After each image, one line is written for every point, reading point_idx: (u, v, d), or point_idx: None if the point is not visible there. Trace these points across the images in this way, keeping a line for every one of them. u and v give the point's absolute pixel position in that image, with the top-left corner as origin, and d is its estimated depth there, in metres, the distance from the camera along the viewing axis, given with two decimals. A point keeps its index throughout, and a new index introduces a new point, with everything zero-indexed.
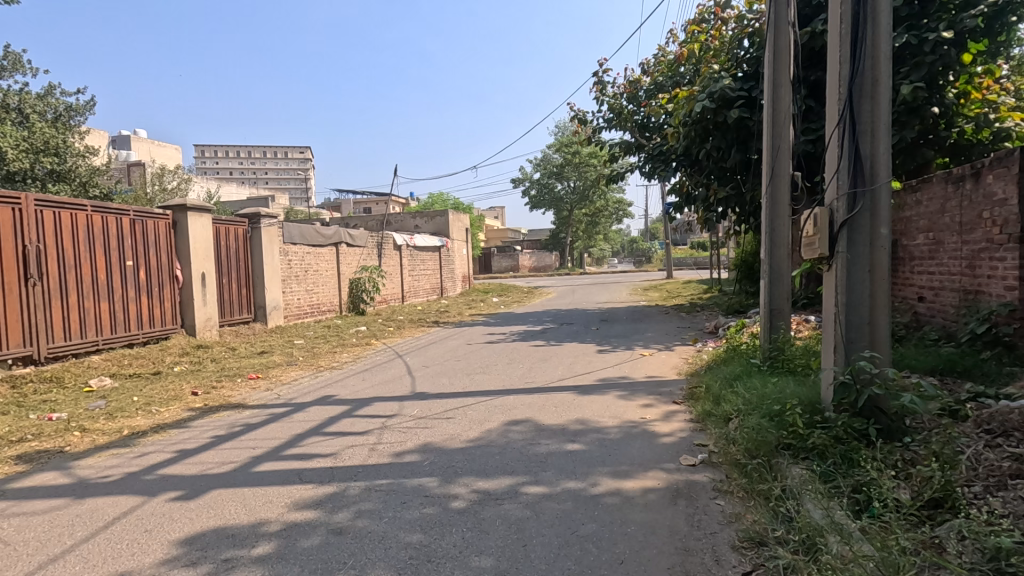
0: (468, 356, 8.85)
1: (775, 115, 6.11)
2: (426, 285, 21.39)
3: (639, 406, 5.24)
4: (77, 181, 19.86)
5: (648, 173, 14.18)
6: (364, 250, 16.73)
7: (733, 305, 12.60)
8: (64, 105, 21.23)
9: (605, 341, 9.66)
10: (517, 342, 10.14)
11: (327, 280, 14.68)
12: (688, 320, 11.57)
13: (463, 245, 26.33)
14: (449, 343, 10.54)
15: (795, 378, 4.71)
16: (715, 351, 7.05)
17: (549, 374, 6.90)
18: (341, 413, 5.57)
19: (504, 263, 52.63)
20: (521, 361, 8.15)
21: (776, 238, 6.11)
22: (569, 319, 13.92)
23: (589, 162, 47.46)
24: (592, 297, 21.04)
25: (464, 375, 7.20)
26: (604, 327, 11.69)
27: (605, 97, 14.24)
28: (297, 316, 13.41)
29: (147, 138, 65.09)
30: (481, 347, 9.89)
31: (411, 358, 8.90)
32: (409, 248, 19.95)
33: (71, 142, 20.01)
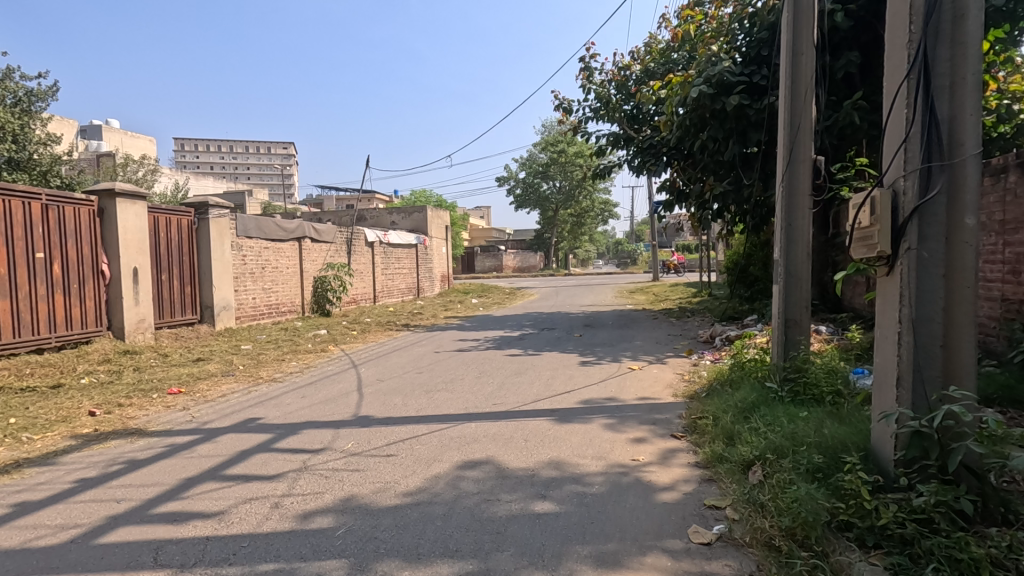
0: (433, 367, 7.74)
1: (794, 87, 5.11)
2: (401, 284, 20.19)
3: (629, 441, 4.18)
4: (37, 169, 18.47)
5: (637, 168, 13.19)
6: (331, 246, 15.52)
7: (728, 311, 11.67)
8: (24, 89, 19.05)
9: (589, 350, 8.60)
10: (490, 350, 9.04)
11: (287, 278, 13.45)
12: (680, 328, 10.57)
13: (442, 243, 25.18)
14: (415, 351, 9.41)
15: (828, 412, 3.71)
16: (717, 368, 6.03)
17: (521, 393, 5.81)
18: (256, 446, 4.43)
19: (488, 263, 51.56)
20: (491, 375, 7.05)
21: (793, 235, 5.10)
22: (551, 323, 12.88)
23: (575, 161, 46.53)
24: (576, 300, 20.05)
25: (421, 393, 6.09)
26: (587, 334, 10.64)
27: (592, 85, 13.22)
28: (251, 317, 12.15)
29: (120, 129, 62.90)
30: (450, 355, 8.78)
31: (366, 369, 7.76)
32: (382, 245, 18.76)
33: (31, 127, 18.56)
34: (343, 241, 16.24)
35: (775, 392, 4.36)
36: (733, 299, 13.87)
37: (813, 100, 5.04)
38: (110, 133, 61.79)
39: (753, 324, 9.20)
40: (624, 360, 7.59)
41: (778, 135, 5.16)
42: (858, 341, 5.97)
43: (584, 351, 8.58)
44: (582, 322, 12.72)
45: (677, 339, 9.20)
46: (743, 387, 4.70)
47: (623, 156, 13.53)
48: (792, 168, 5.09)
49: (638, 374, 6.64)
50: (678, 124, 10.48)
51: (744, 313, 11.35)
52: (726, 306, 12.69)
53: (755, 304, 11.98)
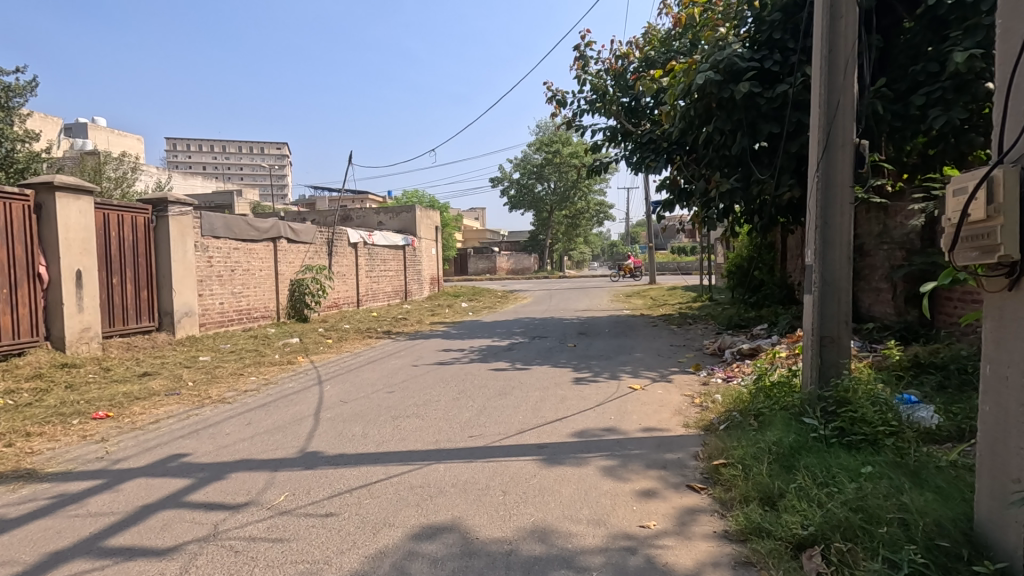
0: (407, 384, 6.81)
1: (832, 56, 4.22)
2: (387, 287, 19.27)
3: (635, 495, 3.30)
4: (12, 168, 17.52)
5: (636, 165, 12.35)
6: (310, 248, 14.59)
7: (734, 320, 10.81)
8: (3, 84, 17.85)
9: (584, 364, 7.70)
10: (474, 363, 8.12)
11: (260, 281, 12.49)
12: (683, 337, 9.69)
13: (431, 245, 24.21)
14: (391, 364, 8.47)
15: (897, 468, 2.87)
16: (733, 392, 5.16)
17: (503, 422, 4.91)
18: (165, 498, 3.51)
19: (481, 265, 50.72)
20: (471, 395, 6.14)
21: (829, 235, 4.25)
22: (543, 330, 12.01)
23: (570, 161, 45.73)
24: (571, 304, 19.15)
25: (387, 419, 5.18)
26: (582, 344, 9.74)
27: (587, 76, 12.36)
28: (218, 324, 11.20)
29: (107, 128, 61.54)
30: (429, 369, 7.86)
31: (331, 387, 6.84)
32: (366, 246, 17.83)
33: (6, 123, 17.49)
34: (323, 242, 15.28)
35: (815, 430, 3.53)
36: (738, 305, 13.02)
37: (854, 74, 4.18)
38: (97, 131, 60.46)
39: (766, 334, 8.33)
40: (624, 378, 6.70)
41: (810, 116, 4.29)
42: (896, 359, 5.13)
43: (578, 365, 7.67)
44: (576, 330, 11.84)
45: (682, 352, 8.31)
46: (772, 421, 3.86)
47: (619, 152, 12.67)
48: (827, 155, 4.23)
49: (641, 395, 5.74)
50: (681, 116, 9.64)
51: (751, 321, 10.49)
52: (732, 314, 11.81)
53: (763, 311, 11.12)
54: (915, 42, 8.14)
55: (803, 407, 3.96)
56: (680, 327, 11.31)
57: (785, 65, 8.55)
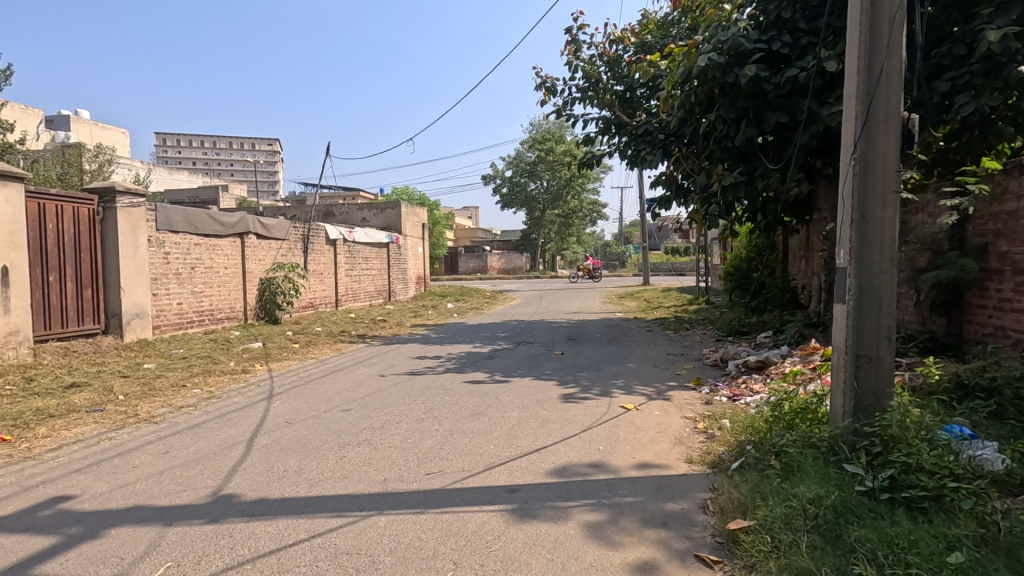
0: (368, 400, 5.96)
1: (876, 9, 3.40)
2: (369, 287, 18.39)
3: (628, 572, 2.48)
4: None
5: (630, 158, 11.59)
6: (283, 244, 13.68)
7: (735, 326, 10.02)
8: None
9: (571, 376, 6.87)
10: (449, 374, 7.27)
11: (224, 279, 11.61)
12: (680, 345, 8.89)
13: (417, 243, 23.36)
14: (357, 373, 7.61)
15: (988, 559, 2.09)
16: (745, 419, 4.34)
17: (470, 454, 4.07)
18: (6, 570, 2.64)
19: (472, 264, 49.93)
20: (439, 415, 5.30)
21: (868, 231, 3.44)
22: (529, 334, 11.20)
23: (563, 160, 44.99)
24: (561, 306, 18.33)
25: (333, 449, 4.33)
26: (569, 351, 8.93)
27: (579, 62, 11.57)
28: (175, 327, 10.30)
29: (90, 120, 60.16)
30: (397, 380, 7.01)
31: (281, 402, 5.97)
32: (346, 244, 16.94)
33: None
34: (297, 238, 14.37)
35: (860, 483, 2.73)
36: (739, 309, 12.25)
37: (902, 31, 3.36)
38: (81, 124, 59.09)
39: (772, 344, 7.55)
40: (615, 394, 5.87)
41: (846, 84, 3.48)
42: (937, 381, 4.34)
43: (565, 377, 6.84)
44: (565, 334, 11.01)
45: (680, 362, 7.51)
46: (801, 465, 3.05)
47: (612, 144, 11.88)
48: (867, 131, 3.42)
49: (634, 418, 4.92)
50: (680, 103, 8.87)
51: (753, 328, 9.72)
52: (732, 319, 11.03)
53: (766, 316, 10.33)
54: (939, 22, 7.35)
55: (838, 447, 3.16)
56: (676, 333, 10.53)
57: (795, 47, 7.81)
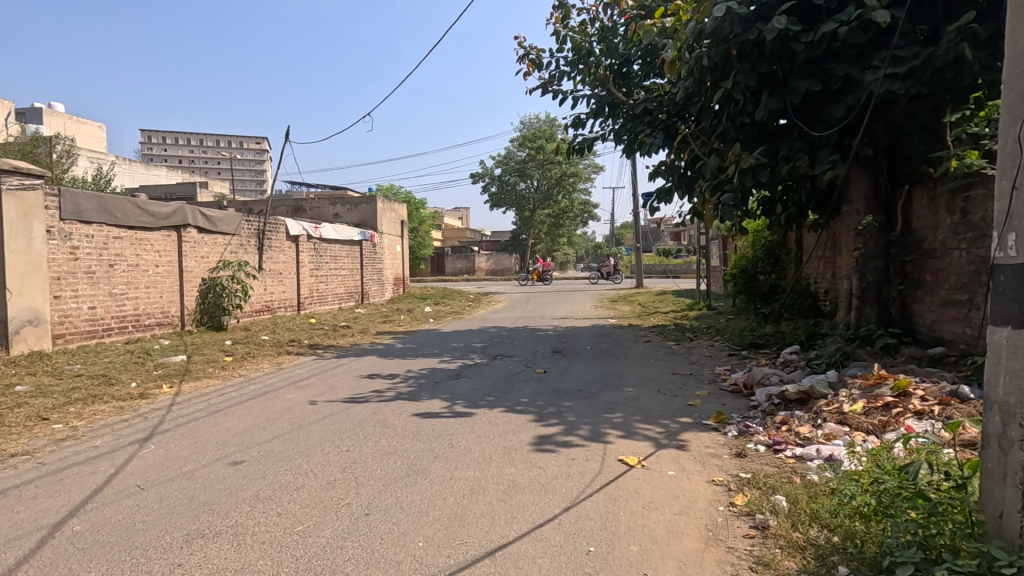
0: (275, 444, 4.36)
1: None
2: (338, 288, 16.77)
3: None
4: None
5: (625, 144, 10.05)
6: (232, 239, 12.02)
7: (749, 339, 8.54)
8: None
9: (552, 406, 5.32)
10: (398, 403, 5.68)
11: (153, 279, 9.94)
12: (687, 363, 7.36)
13: (396, 241, 21.76)
14: (284, 398, 6.00)
15: None
16: (816, 501, 2.84)
17: (378, 568, 2.51)
18: None
19: (459, 265, 48.42)
20: (362, 473, 3.72)
21: None
22: (510, 345, 9.67)
23: (554, 159, 43.64)
24: (548, 310, 16.76)
25: (169, 548, 2.74)
26: (554, 368, 7.37)
27: (568, 31, 10.06)
28: (86, 336, 8.66)
29: (63, 114, 57.95)
30: (329, 411, 5.41)
31: (155, 448, 4.35)
32: (311, 240, 15.30)
33: None
34: (250, 233, 12.71)
35: None
36: (749, 317, 10.79)
37: None
38: (53, 116, 56.72)
39: (804, 365, 6.07)
40: (610, 439, 4.32)
41: None
42: None
43: (544, 409, 5.28)
44: (550, 345, 9.44)
45: (690, 388, 5.98)
46: None
47: (604, 128, 10.34)
48: None
49: (640, 486, 3.38)
50: (687, 72, 7.36)
51: (770, 341, 8.26)
52: (744, 330, 9.54)
53: (784, 327, 8.85)
54: None
55: None
56: (679, 346, 9.00)
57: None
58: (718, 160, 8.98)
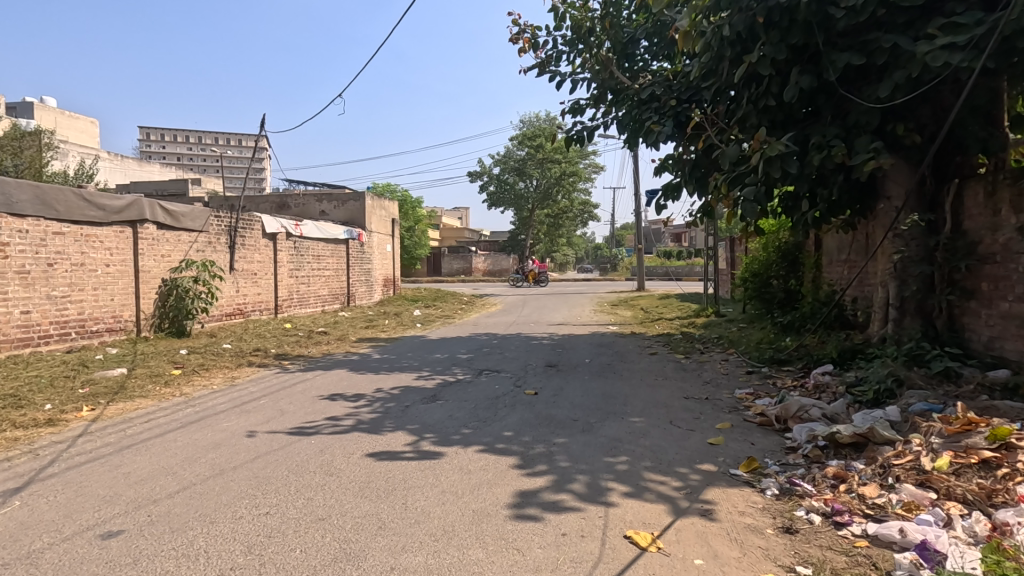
0: (178, 502, 3.35)
1: None
2: (321, 290, 15.77)
3: None
4: None
5: (629, 133, 9.05)
6: (198, 236, 11.02)
7: (769, 354, 7.54)
8: None
9: (541, 445, 4.30)
10: (354, 436, 4.66)
11: (102, 280, 8.91)
12: (701, 384, 6.36)
13: (386, 240, 20.78)
14: (220, 426, 4.99)
15: None
16: None
17: None
18: None
19: (456, 265, 47.43)
20: (274, 558, 2.71)
21: None
22: (498, 357, 8.66)
23: (554, 158, 42.70)
24: (544, 315, 15.74)
25: None
26: (547, 387, 6.36)
27: (567, 7, 9.08)
28: (17, 345, 7.64)
29: (55, 109, 56.99)
30: (267, 447, 4.39)
31: (19, 505, 3.33)
32: (291, 239, 14.30)
33: None
34: (220, 230, 11.70)
35: None
36: (763, 327, 9.82)
37: None
38: (44, 110, 55.60)
39: (843, 392, 5.07)
40: (613, 499, 3.31)
41: None
42: None
43: (531, 448, 4.26)
44: (543, 357, 8.43)
45: (709, 419, 4.96)
46: None
47: (606, 116, 9.35)
48: None
49: None
50: (704, 45, 6.36)
51: (795, 357, 7.26)
52: (760, 341, 8.57)
53: (807, 340, 7.84)
54: None
55: None
56: (690, 360, 8.00)
57: None
58: (738, 152, 7.98)
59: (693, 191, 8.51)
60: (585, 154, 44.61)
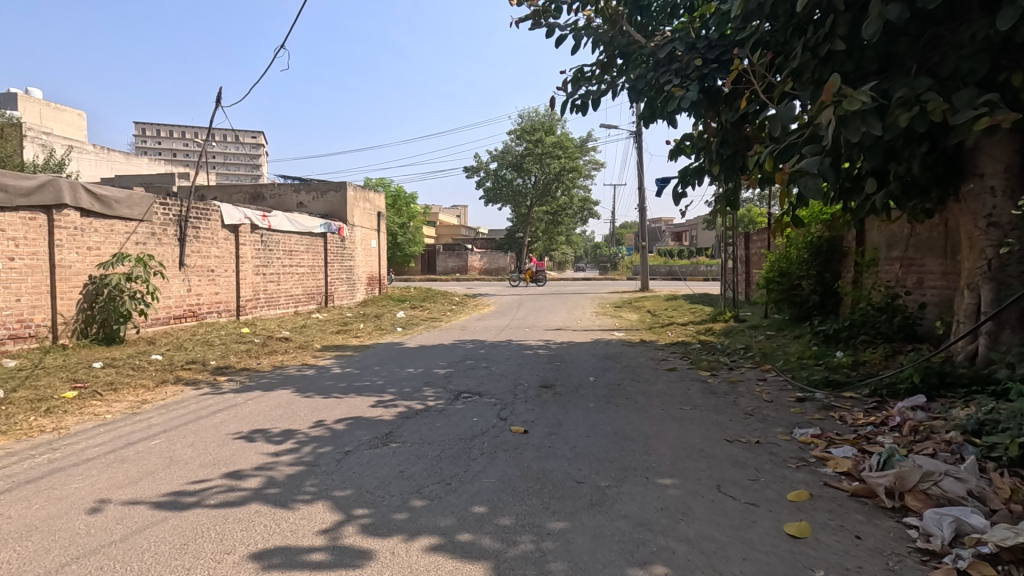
0: None
1: None
2: (293, 289, 14.23)
3: None
4: None
5: (643, 103, 7.54)
6: (139, 227, 9.52)
7: (821, 375, 6.02)
8: None
9: (528, 539, 2.75)
10: (248, 513, 3.09)
11: (5, 277, 7.39)
12: (742, 419, 4.82)
13: (371, 235, 19.22)
14: (63, 490, 3.42)
15: None
16: None
17: None
18: None
19: (451, 264, 45.86)
20: None
21: None
22: (484, 373, 7.13)
23: (553, 153, 41.07)
24: (540, 318, 14.17)
25: None
26: (541, 421, 4.83)
27: None
28: None
29: (39, 100, 55.33)
30: (105, 535, 2.83)
31: None
32: (256, 231, 12.73)
33: None
34: (167, 220, 10.15)
35: None
36: (799, 338, 8.28)
37: None
38: (29, 99, 53.58)
39: (963, 443, 3.55)
40: None
41: None
42: None
43: (512, 544, 2.72)
44: (538, 374, 6.89)
45: (772, 484, 3.42)
46: None
47: (616, 83, 7.84)
48: None
49: None
50: None
51: (857, 380, 5.73)
52: (802, 356, 7.03)
53: (866, 356, 6.31)
54: None
55: None
56: (719, 381, 6.46)
57: None
58: (786, 125, 6.47)
59: (719, 172, 7.38)
60: (585, 150, 43.04)
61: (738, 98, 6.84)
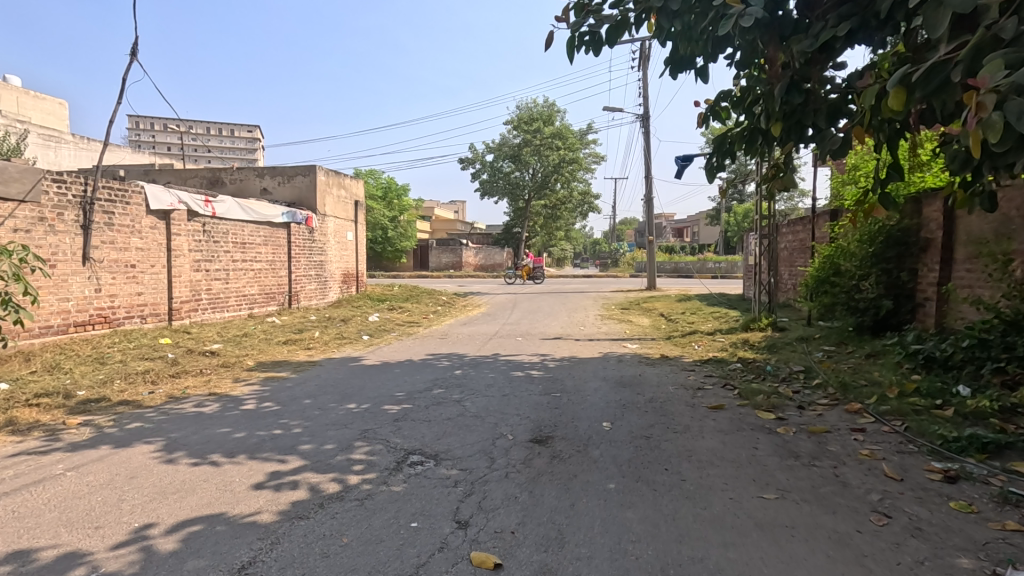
0: None
1: None
2: (247, 288, 12.12)
3: None
4: None
5: (675, 37, 5.39)
6: (19, 209, 7.40)
7: (960, 431, 3.94)
8: None
9: None
10: None
11: None
12: (881, 534, 2.73)
13: (348, 227, 17.11)
14: None
15: None
16: None
17: None
18: None
19: (445, 259, 43.73)
20: None
21: None
22: (452, 413, 5.04)
23: (551, 143, 38.89)
24: (537, 324, 12.09)
25: None
26: (528, 536, 2.76)
27: None
28: None
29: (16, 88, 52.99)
30: None
31: None
32: (195, 219, 10.60)
33: None
34: (65, 202, 8.05)
35: None
36: (879, 361, 6.21)
37: None
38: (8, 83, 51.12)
39: None
40: None
41: None
42: None
43: None
44: (530, 419, 4.78)
45: None
46: None
47: (635, 12, 5.67)
48: None
49: None
50: None
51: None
52: (904, 392, 4.95)
53: (1017, 399, 4.24)
54: None
55: None
56: (796, 434, 4.36)
57: None
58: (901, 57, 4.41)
59: (781, 132, 5.33)
60: (585, 141, 40.86)
61: (817, 23, 4.76)
